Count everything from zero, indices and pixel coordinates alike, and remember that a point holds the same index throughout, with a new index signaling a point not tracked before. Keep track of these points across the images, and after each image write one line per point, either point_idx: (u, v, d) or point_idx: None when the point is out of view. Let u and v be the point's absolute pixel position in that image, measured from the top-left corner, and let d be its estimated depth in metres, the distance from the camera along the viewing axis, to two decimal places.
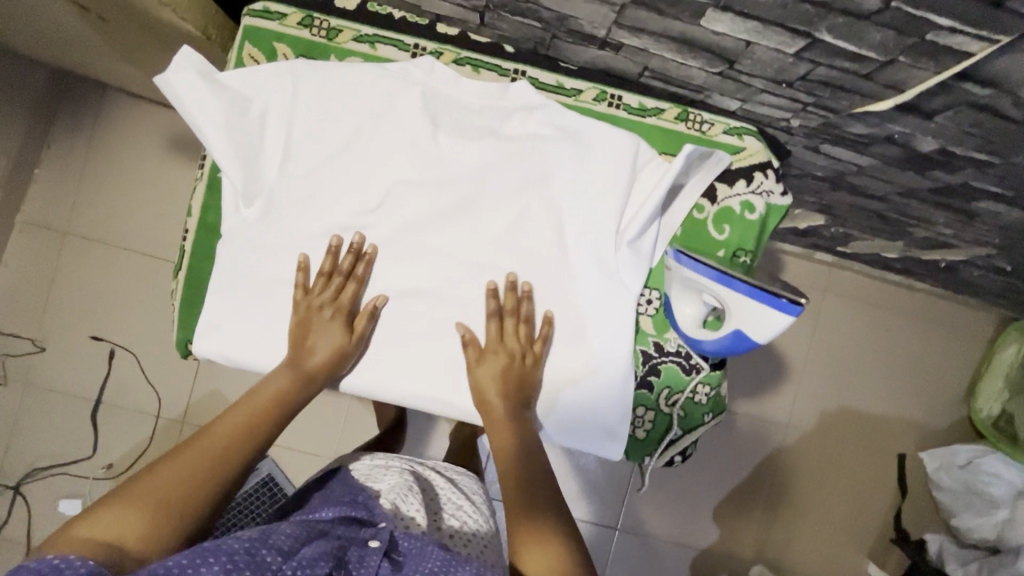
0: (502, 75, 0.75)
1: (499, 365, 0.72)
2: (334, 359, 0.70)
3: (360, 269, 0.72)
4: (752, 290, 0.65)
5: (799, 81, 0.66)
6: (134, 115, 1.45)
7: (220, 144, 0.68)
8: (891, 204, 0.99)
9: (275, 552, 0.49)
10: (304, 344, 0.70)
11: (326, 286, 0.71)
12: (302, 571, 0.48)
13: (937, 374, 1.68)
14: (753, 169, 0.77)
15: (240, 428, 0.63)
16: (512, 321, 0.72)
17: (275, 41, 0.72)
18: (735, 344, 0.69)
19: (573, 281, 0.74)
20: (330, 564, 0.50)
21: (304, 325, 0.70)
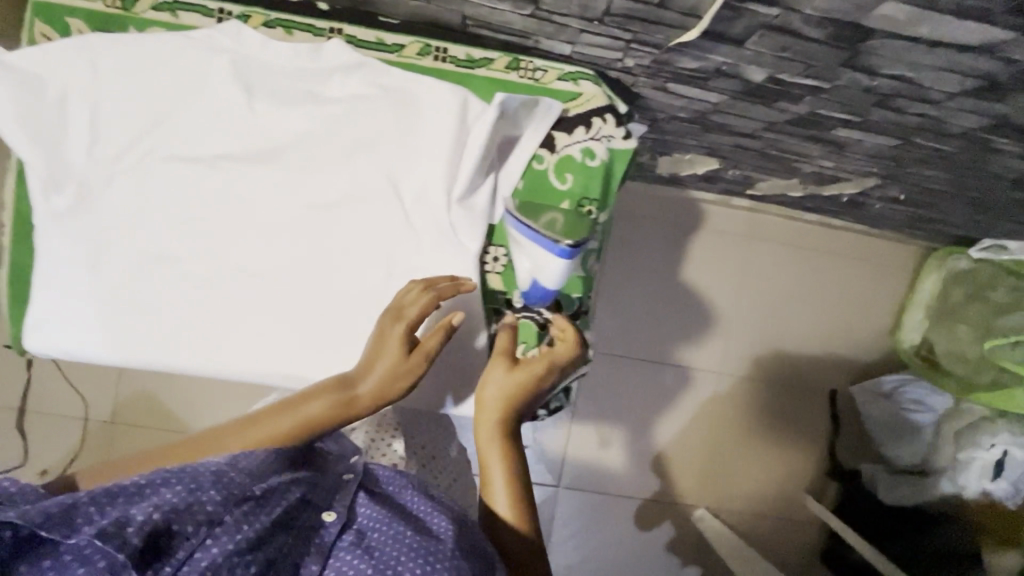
0: (318, 35, 0.71)
1: (526, 375, 0.66)
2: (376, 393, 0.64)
3: (444, 286, 0.68)
4: (535, 232, 0.70)
5: (607, 17, 0.63)
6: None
7: (20, 131, 0.66)
8: (766, 141, 0.98)
9: (247, 473, 0.54)
10: (368, 362, 0.65)
11: (416, 298, 0.67)
12: (270, 493, 0.55)
13: (863, 310, 1.71)
14: (590, 115, 0.75)
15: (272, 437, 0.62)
16: (560, 347, 0.69)
17: (68, 15, 0.68)
18: (534, 290, 0.74)
19: (417, 250, 0.73)
20: (297, 493, 0.57)
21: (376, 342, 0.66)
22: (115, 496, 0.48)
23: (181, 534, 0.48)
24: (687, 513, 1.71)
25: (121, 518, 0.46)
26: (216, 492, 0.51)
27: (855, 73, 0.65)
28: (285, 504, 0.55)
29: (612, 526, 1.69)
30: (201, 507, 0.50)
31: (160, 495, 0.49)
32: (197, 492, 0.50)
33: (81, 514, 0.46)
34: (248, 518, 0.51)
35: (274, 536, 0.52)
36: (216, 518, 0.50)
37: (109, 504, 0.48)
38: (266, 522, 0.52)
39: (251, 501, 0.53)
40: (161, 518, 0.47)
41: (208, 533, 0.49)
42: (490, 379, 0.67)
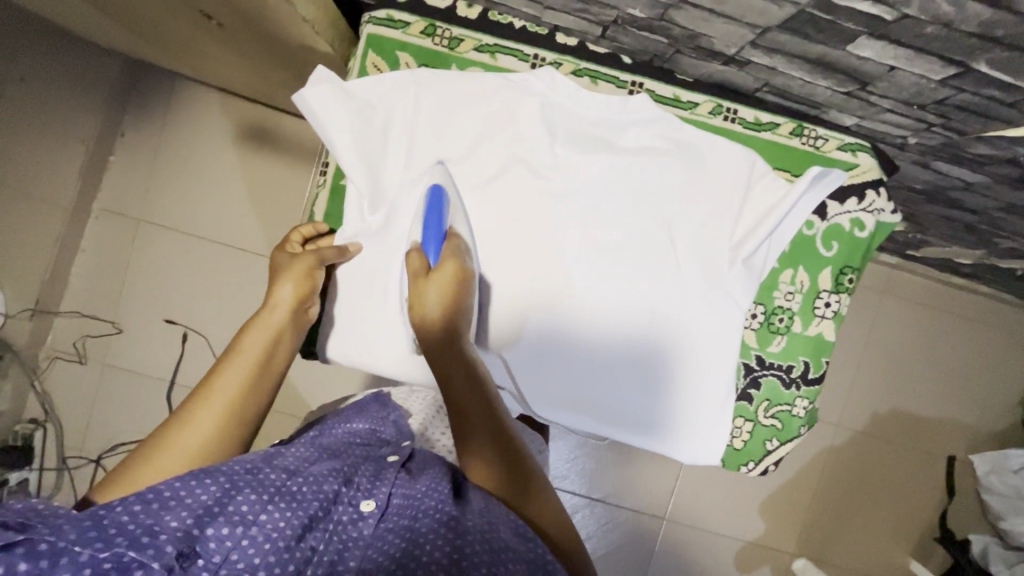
0: (620, 87, 0.75)
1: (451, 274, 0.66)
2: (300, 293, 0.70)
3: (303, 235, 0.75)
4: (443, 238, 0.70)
5: (933, 104, 0.65)
6: (208, 104, 1.48)
7: (349, 155, 0.71)
8: (986, 217, 0.97)
9: (279, 472, 0.53)
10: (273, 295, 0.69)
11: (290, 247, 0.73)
12: (307, 487, 0.51)
13: (992, 378, 1.68)
14: (864, 186, 0.77)
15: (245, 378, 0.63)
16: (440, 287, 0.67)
17: (398, 50, 0.73)
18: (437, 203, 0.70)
19: (691, 303, 0.75)
20: (334, 484, 0.52)
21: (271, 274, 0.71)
22: (147, 504, 0.46)
23: (213, 537, 0.46)
24: (785, 560, 1.69)
25: (153, 526, 0.45)
26: (251, 492, 0.49)
27: None
28: (322, 497, 0.51)
29: (708, 564, 1.68)
30: (234, 509, 0.48)
31: (193, 496, 0.48)
32: (231, 493, 0.49)
33: (113, 525, 0.44)
34: (284, 515, 0.48)
35: (310, 534, 0.49)
36: (251, 518, 0.47)
37: (140, 510, 0.45)
38: (304, 517, 0.49)
39: (287, 497, 0.50)
40: (192, 522, 0.46)
41: (244, 533, 0.47)
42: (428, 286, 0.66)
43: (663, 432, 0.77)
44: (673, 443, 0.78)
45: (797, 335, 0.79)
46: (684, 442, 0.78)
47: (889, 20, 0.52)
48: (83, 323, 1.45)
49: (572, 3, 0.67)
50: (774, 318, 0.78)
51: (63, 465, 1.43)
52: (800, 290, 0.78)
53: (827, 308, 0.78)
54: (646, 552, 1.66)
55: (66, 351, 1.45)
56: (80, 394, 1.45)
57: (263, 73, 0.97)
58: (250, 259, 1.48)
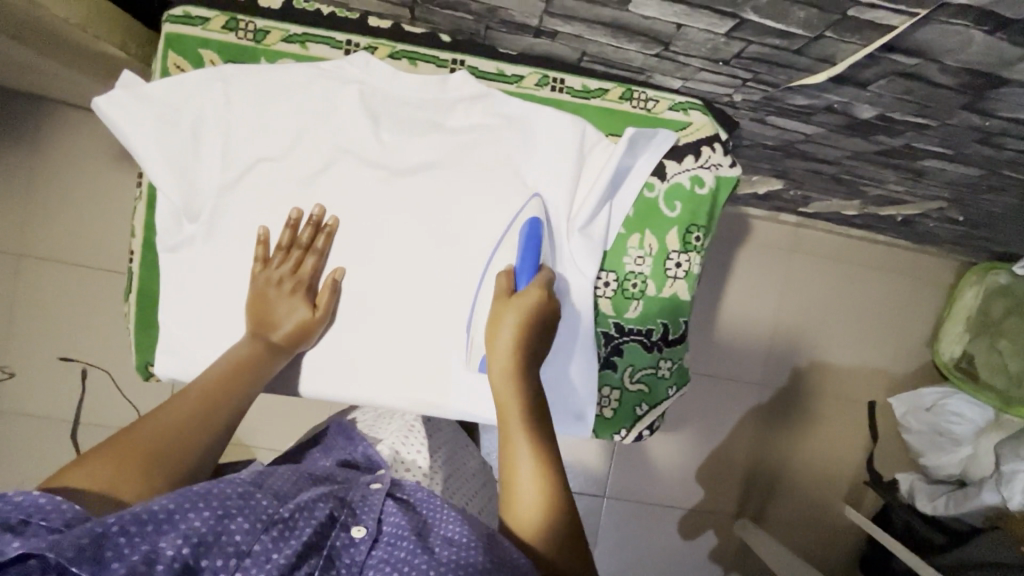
0: (440, 67, 0.73)
1: (523, 309, 0.66)
2: (299, 331, 0.71)
3: (320, 241, 0.71)
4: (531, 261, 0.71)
5: (735, 59, 0.65)
6: (76, 123, 1.39)
7: (157, 163, 0.68)
8: (842, 167, 1.00)
9: (270, 497, 0.51)
10: (265, 315, 0.70)
11: (285, 259, 0.71)
12: (300, 513, 0.51)
13: (901, 322, 1.74)
14: (700, 143, 0.77)
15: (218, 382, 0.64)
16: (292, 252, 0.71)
17: (200, 47, 0.69)
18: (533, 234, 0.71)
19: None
20: (326, 510, 0.53)
21: (262, 297, 0.70)
22: (144, 525, 0.43)
23: (210, 567, 0.44)
24: (727, 522, 1.73)
25: (151, 554, 0.42)
26: (245, 520, 0.47)
27: (968, 114, 0.68)
28: (317, 522, 0.51)
29: (654, 536, 1.70)
30: (229, 538, 0.46)
31: (188, 522, 0.45)
32: (226, 521, 0.47)
33: (110, 546, 0.41)
34: (279, 545, 0.47)
35: (305, 560, 0.48)
36: (246, 548, 0.46)
37: (136, 533, 0.43)
38: (300, 544, 0.48)
39: (282, 524, 0.49)
40: (190, 551, 0.43)
41: (239, 564, 0.45)
42: (500, 327, 0.66)
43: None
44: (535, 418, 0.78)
45: (652, 299, 0.79)
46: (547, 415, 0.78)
47: None
48: None
49: None
50: (627, 283, 0.78)
51: None
52: (649, 253, 0.78)
53: (678, 268, 0.79)
54: (592, 532, 1.67)
55: None
56: None
57: (94, 84, 0.91)
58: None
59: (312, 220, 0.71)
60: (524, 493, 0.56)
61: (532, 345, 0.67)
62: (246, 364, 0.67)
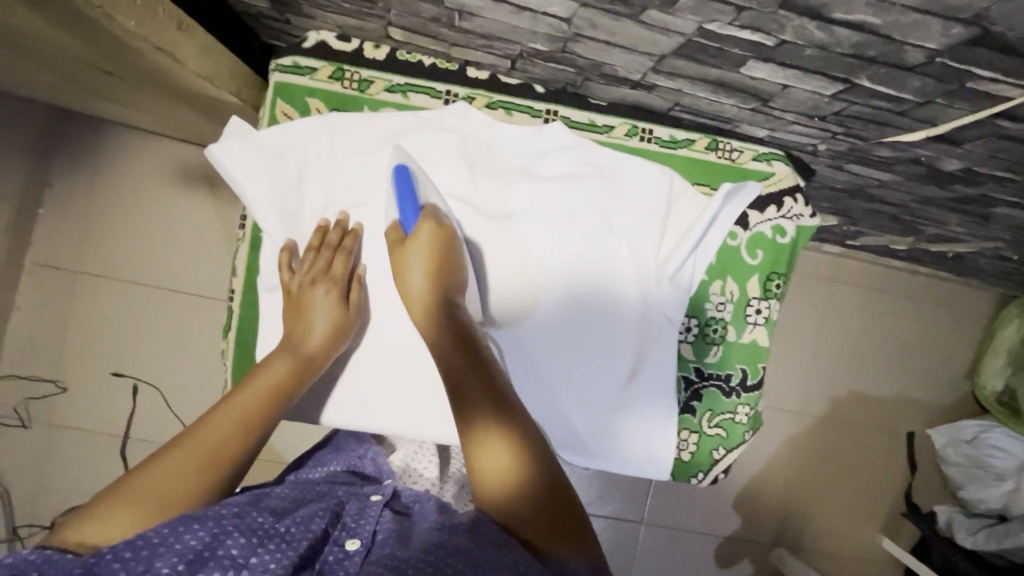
0: (535, 116, 0.75)
1: (420, 254, 0.67)
2: (333, 335, 0.68)
3: (347, 242, 0.70)
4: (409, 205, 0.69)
5: (832, 116, 0.67)
6: (140, 145, 1.43)
7: (264, 206, 0.69)
8: (906, 209, 1.01)
9: (268, 514, 0.51)
10: (299, 325, 0.67)
11: (314, 262, 0.69)
12: (296, 527, 0.51)
13: (940, 353, 1.74)
14: (782, 194, 0.79)
15: (244, 411, 0.60)
16: (324, 254, 0.69)
17: (307, 96, 0.72)
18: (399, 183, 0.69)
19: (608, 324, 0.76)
20: (322, 524, 0.52)
21: (297, 305, 0.68)
22: (139, 550, 0.44)
23: None
24: (762, 550, 1.72)
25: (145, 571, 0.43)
26: (240, 535, 0.48)
27: None
28: (312, 536, 0.51)
29: (690, 562, 1.70)
30: (225, 552, 0.46)
31: (183, 542, 0.45)
32: (222, 536, 0.47)
33: (103, 571, 0.43)
34: (276, 555, 0.47)
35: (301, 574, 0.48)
36: (242, 562, 0.46)
37: (131, 556, 0.44)
38: (295, 557, 0.48)
39: (277, 538, 0.49)
40: (183, 568, 0.44)
41: None
42: (409, 261, 0.68)
43: (590, 451, 0.77)
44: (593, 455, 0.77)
45: (731, 344, 0.80)
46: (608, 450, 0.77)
47: (769, 45, 0.54)
48: (24, 385, 1.38)
49: (476, 39, 0.67)
50: (708, 329, 0.79)
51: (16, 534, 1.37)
52: (730, 300, 0.79)
53: (758, 315, 0.80)
54: (628, 557, 1.67)
55: (11, 416, 1.38)
56: (28, 460, 1.39)
57: (181, 117, 0.93)
58: (196, 302, 1.43)
59: (338, 226, 0.71)
60: (490, 466, 0.57)
61: (442, 279, 0.67)
62: (275, 394, 0.63)
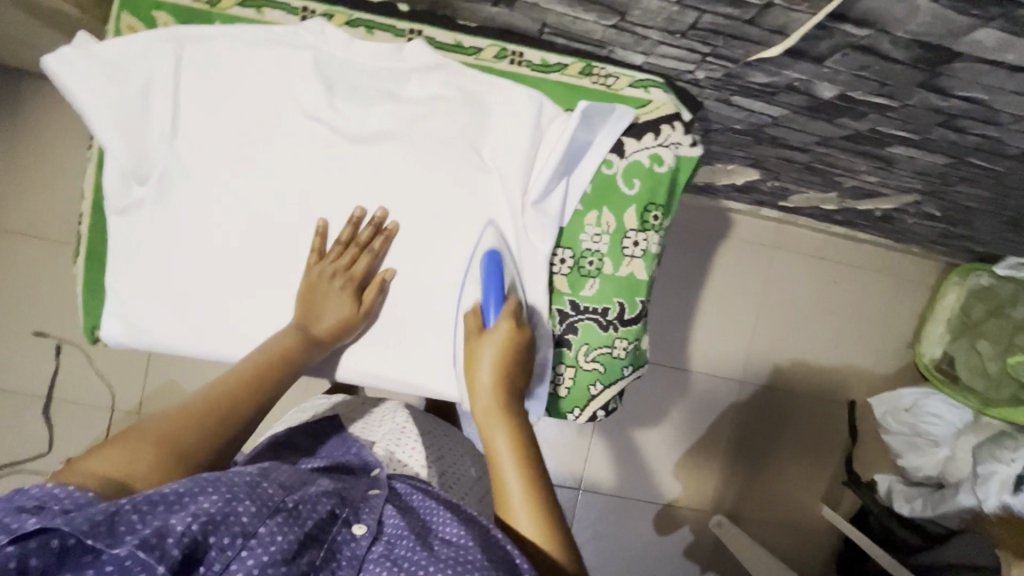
0: (398, 36, 0.72)
1: (342, 308, 0.72)
2: (342, 326, 0.72)
3: (378, 242, 0.73)
4: (493, 302, 0.69)
5: (691, 31, 0.65)
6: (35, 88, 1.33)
7: (105, 123, 0.67)
8: (814, 155, 0.99)
9: (276, 485, 0.51)
10: (312, 309, 0.71)
11: (339, 254, 0.72)
12: (302, 505, 0.51)
13: (883, 322, 1.73)
14: (659, 121, 0.77)
15: (252, 374, 0.64)
16: (342, 246, 0.72)
17: (154, 9, 0.69)
18: (493, 267, 0.70)
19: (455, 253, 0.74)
20: (327, 507, 0.53)
21: (312, 291, 0.71)
22: (155, 504, 0.43)
23: (217, 545, 0.43)
24: (702, 518, 1.71)
25: (162, 528, 0.41)
26: (251, 503, 0.47)
27: (926, 94, 0.67)
28: (318, 517, 0.51)
29: (630, 530, 1.69)
30: (237, 519, 0.45)
31: (197, 503, 0.45)
32: (234, 502, 0.46)
33: (123, 522, 0.41)
34: (284, 529, 0.47)
35: (306, 550, 0.48)
36: (251, 530, 0.45)
37: (148, 510, 0.43)
38: (300, 533, 0.48)
39: (286, 512, 0.49)
40: (200, 527, 0.43)
41: (244, 544, 0.45)
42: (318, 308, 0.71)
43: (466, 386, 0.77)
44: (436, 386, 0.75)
45: (609, 277, 0.78)
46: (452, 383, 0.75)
47: None
48: None
49: None
50: (583, 261, 0.77)
51: None
52: (607, 231, 0.77)
53: (635, 247, 0.78)
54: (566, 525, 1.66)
55: None
56: None
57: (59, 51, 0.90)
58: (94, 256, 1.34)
59: (371, 220, 0.73)
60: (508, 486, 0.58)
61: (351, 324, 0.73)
62: (285, 364, 0.67)
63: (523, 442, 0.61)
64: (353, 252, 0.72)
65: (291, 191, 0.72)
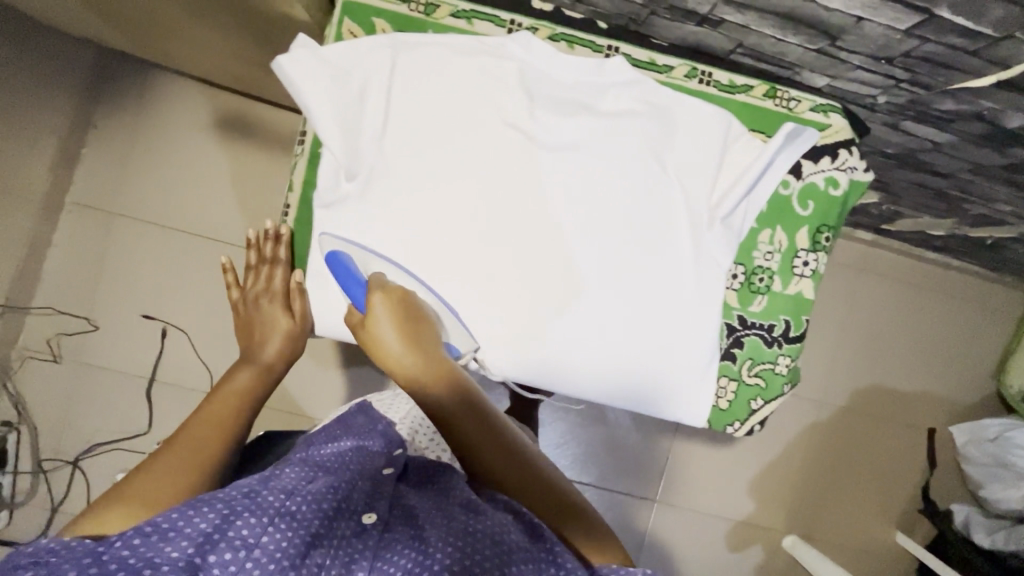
0: (596, 51, 0.75)
1: (281, 325, 0.76)
2: (287, 342, 0.76)
3: (279, 250, 0.78)
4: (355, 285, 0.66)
5: (900, 58, 0.67)
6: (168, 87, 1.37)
7: (327, 120, 0.70)
8: (953, 181, 1.00)
9: (279, 492, 0.50)
10: (254, 338, 0.76)
11: (257, 278, 0.80)
12: (308, 506, 0.50)
13: (966, 350, 1.72)
14: (837, 146, 0.78)
15: (216, 410, 0.65)
16: (263, 266, 0.79)
17: (374, 16, 0.73)
18: (337, 260, 0.69)
19: (627, 261, 0.76)
20: (335, 500, 0.52)
21: (250, 319, 0.78)
22: (148, 536, 0.44)
23: (218, 563, 0.45)
24: (774, 536, 1.70)
25: (155, 558, 0.43)
26: (251, 516, 0.47)
27: None
28: (324, 515, 0.50)
29: (702, 545, 1.68)
30: (235, 533, 0.46)
31: (193, 525, 0.45)
32: (232, 517, 0.47)
33: (114, 559, 0.43)
34: (289, 535, 0.47)
35: (317, 549, 0.48)
36: (254, 541, 0.46)
37: (141, 543, 0.44)
38: (309, 534, 0.48)
39: (290, 517, 0.48)
40: (193, 551, 0.44)
41: (249, 556, 0.45)
42: (264, 326, 0.77)
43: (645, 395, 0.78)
44: (574, 377, 0.77)
45: (777, 295, 0.80)
46: (592, 374, 0.77)
47: None
48: (54, 320, 1.30)
49: None
50: (754, 277, 0.79)
51: (38, 469, 1.28)
52: (779, 249, 0.79)
53: (805, 267, 0.80)
54: (639, 537, 1.65)
55: (41, 350, 1.29)
56: (49, 399, 1.29)
57: (236, 50, 0.94)
58: (210, 245, 1.36)
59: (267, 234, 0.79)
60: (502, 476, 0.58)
61: (293, 340, 0.77)
62: (242, 395, 0.69)
63: (476, 417, 0.58)
64: (262, 271, 0.79)
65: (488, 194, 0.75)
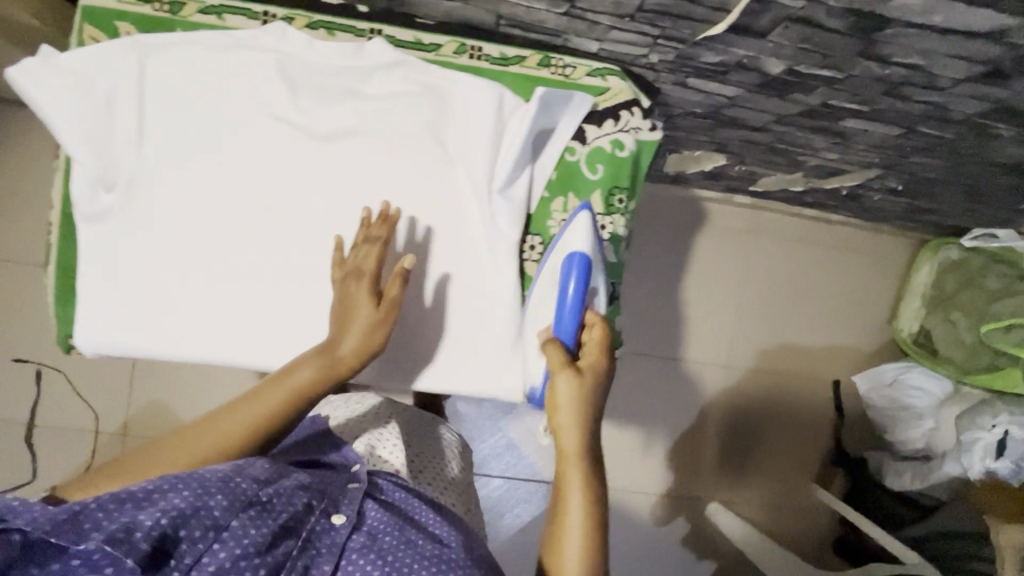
0: (358, 35, 0.74)
1: (366, 315, 0.66)
2: (362, 343, 0.65)
3: (380, 229, 0.70)
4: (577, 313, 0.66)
5: (638, 14, 0.68)
6: None
7: (72, 131, 0.67)
8: (774, 135, 1.02)
9: (251, 480, 0.53)
10: (340, 322, 0.66)
11: (360, 256, 0.69)
12: (278, 498, 0.53)
13: (860, 301, 1.77)
14: (618, 108, 0.79)
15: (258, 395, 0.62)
16: (363, 246, 0.69)
17: (116, 19, 0.70)
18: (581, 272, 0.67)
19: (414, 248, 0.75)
20: (305, 499, 0.56)
21: (342, 302, 0.67)
22: (122, 502, 0.46)
23: (188, 540, 0.46)
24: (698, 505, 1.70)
25: (129, 524, 0.44)
26: (223, 497, 0.49)
27: (868, 63, 0.70)
28: (293, 509, 0.53)
29: (627, 525, 1.68)
30: (208, 512, 0.48)
31: (166, 499, 0.47)
32: (206, 496, 0.48)
33: (88, 519, 0.43)
34: (257, 523, 0.50)
35: (282, 540, 0.51)
36: (223, 523, 0.48)
37: (114, 508, 0.45)
38: (275, 527, 0.51)
39: (261, 505, 0.51)
40: (167, 522, 0.45)
41: (217, 537, 0.47)
42: (347, 316, 0.66)
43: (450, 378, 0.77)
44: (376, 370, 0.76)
45: None
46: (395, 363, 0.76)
47: None
48: None
49: None
50: (553, 246, 0.79)
51: None
52: None
53: (602, 231, 0.80)
54: None
55: None
56: None
57: None
58: None
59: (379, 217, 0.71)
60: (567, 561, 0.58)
61: (372, 336, 0.66)
62: (301, 391, 0.62)
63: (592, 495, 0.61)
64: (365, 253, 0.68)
65: (262, 190, 0.73)
